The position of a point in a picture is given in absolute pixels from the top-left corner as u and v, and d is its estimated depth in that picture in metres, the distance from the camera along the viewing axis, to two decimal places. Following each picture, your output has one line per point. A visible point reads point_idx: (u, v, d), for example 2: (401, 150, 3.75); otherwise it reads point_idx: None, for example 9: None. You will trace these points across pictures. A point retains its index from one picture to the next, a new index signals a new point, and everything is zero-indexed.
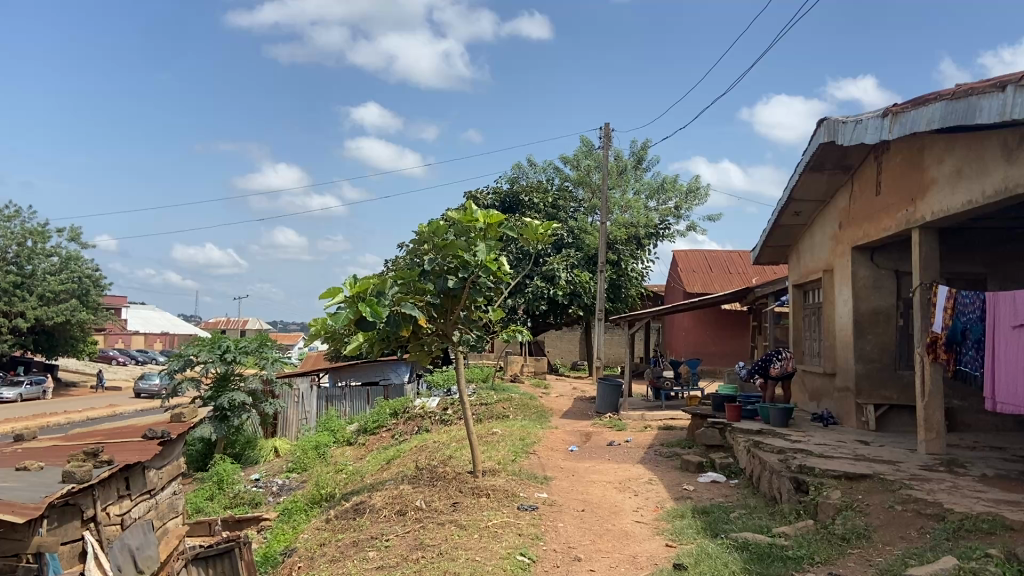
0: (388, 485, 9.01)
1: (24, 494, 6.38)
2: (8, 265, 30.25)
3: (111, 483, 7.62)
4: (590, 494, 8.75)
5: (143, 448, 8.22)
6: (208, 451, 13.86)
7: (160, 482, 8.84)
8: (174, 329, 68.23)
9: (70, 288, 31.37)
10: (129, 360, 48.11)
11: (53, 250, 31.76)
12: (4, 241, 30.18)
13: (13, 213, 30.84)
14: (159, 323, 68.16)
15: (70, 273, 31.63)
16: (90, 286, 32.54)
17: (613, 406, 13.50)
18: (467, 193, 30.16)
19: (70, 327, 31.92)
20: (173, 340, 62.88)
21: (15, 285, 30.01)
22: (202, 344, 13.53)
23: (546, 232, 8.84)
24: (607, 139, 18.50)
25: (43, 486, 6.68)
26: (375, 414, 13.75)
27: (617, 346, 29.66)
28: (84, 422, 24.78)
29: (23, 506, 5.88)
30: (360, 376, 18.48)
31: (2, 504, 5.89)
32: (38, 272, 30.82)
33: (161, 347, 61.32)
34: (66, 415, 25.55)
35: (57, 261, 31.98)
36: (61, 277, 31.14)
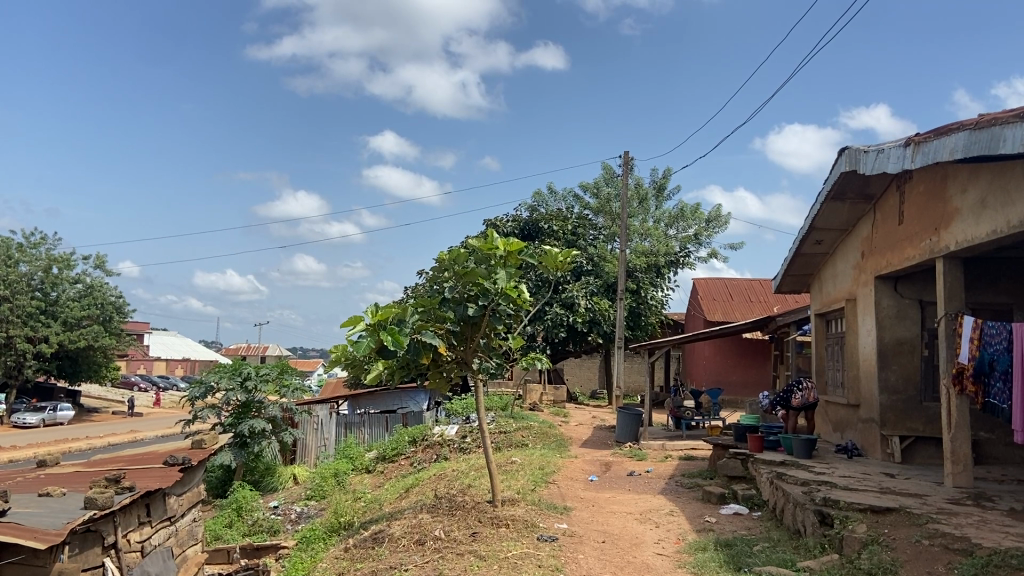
0: (407, 513, 8.95)
1: (46, 520, 6.49)
2: (34, 291, 30.64)
3: (131, 509, 7.75)
4: (611, 526, 8.65)
5: (166, 475, 8.28)
6: (228, 478, 13.85)
7: (180, 508, 8.87)
8: (198, 354, 68.70)
9: (93, 314, 31.70)
10: (150, 386, 48.33)
11: (78, 277, 32.15)
12: (29, 269, 30.55)
13: (40, 240, 31.28)
14: (181, 348, 68.87)
15: (93, 298, 32.01)
16: (113, 313, 32.83)
17: (632, 435, 13.36)
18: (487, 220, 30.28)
19: (93, 353, 32.18)
20: (195, 366, 63.57)
21: (40, 311, 30.40)
22: (223, 371, 13.53)
23: (566, 259, 8.93)
24: (626, 166, 18.49)
25: (66, 512, 6.80)
26: (394, 442, 13.68)
27: (637, 374, 29.54)
28: (105, 448, 24.90)
29: (45, 532, 5.96)
30: (379, 404, 18.48)
31: (26, 529, 5.98)
32: (62, 298, 31.25)
33: (183, 373, 61.71)
34: (87, 441, 25.68)
35: (82, 288, 32.37)
36: (84, 303, 31.49)
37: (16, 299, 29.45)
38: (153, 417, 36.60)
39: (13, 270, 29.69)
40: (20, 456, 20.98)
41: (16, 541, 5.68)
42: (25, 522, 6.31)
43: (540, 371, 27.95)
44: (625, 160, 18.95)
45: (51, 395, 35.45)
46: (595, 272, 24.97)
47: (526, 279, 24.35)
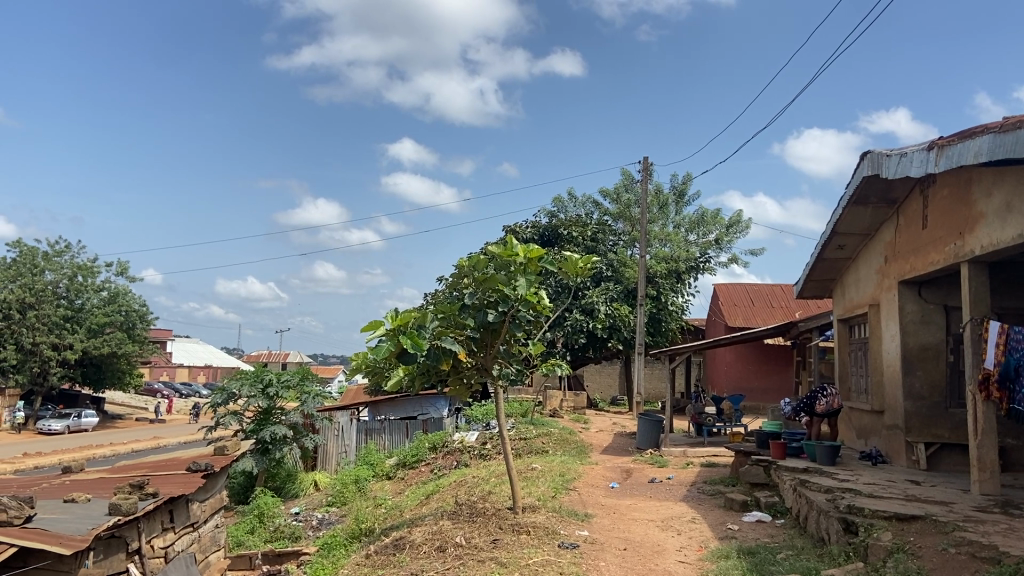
0: (428, 520, 8.95)
1: (71, 526, 6.59)
2: (59, 299, 30.96)
3: (155, 516, 7.86)
4: (632, 533, 8.60)
5: (188, 481, 8.33)
6: (250, 484, 13.91)
7: (203, 514, 8.93)
8: (219, 361, 69.21)
9: (117, 321, 32.06)
10: (173, 393, 48.72)
11: (102, 285, 32.47)
12: (55, 277, 30.90)
13: (65, 248, 31.64)
14: (203, 355, 69.35)
15: (117, 306, 32.31)
16: (137, 320, 33.11)
17: (653, 441, 13.29)
18: (507, 227, 30.33)
19: (116, 360, 32.47)
20: (218, 372, 64.16)
21: (66, 318, 30.72)
22: (245, 377, 13.60)
23: (586, 265, 8.94)
24: (645, 172, 18.45)
25: (91, 518, 6.91)
26: (414, 448, 13.71)
27: (657, 381, 29.42)
28: (129, 454, 25.08)
29: (69, 538, 6.10)
30: (399, 411, 18.49)
31: (50, 535, 6.11)
32: (87, 306, 31.54)
33: (205, 380, 62.12)
34: (112, 447, 25.94)
35: (106, 295, 32.68)
36: (107, 310, 31.77)
37: (41, 307, 29.83)
38: (176, 423, 36.89)
39: (38, 279, 30.07)
40: (46, 462, 21.23)
41: (42, 547, 5.83)
42: (51, 528, 6.44)
43: (560, 377, 27.93)
44: (644, 166, 18.91)
45: (77, 402, 35.85)
46: (615, 278, 24.90)
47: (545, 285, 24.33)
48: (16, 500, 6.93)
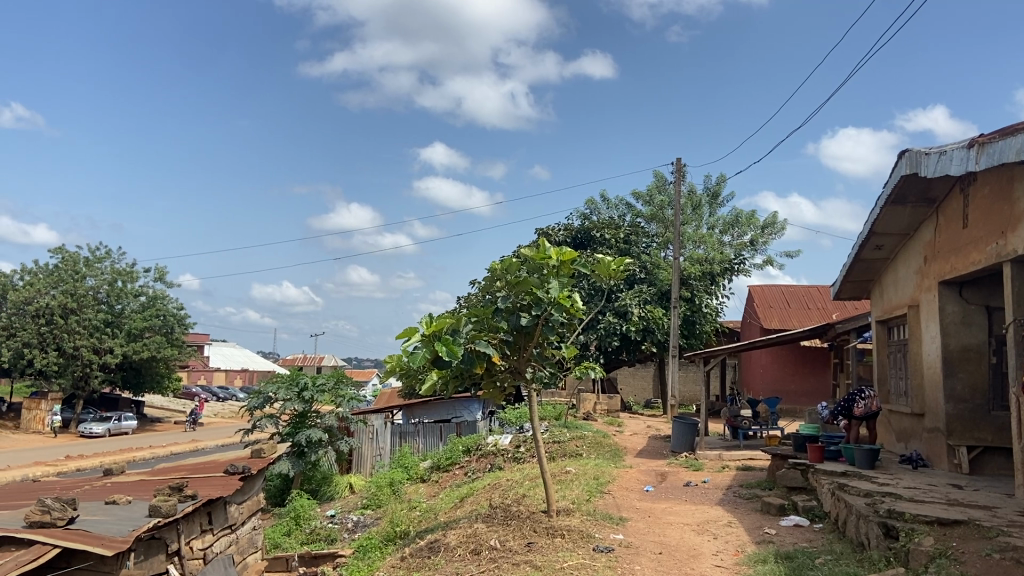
0: (462, 523, 8.96)
1: (112, 526, 6.77)
2: (100, 304, 31.54)
3: (194, 517, 8.00)
4: (668, 537, 8.54)
5: (226, 483, 8.45)
6: (287, 487, 14.06)
7: (241, 516, 9.05)
8: (256, 364, 70.12)
9: (156, 326, 32.53)
10: (211, 396, 49.40)
11: (141, 290, 33.00)
12: (96, 283, 31.47)
13: (105, 254, 32.23)
14: (240, 358, 70.26)
15: (156, 311, 32.83)
16: (175, 324, 33.63)
17: (689, 445, 13.18)
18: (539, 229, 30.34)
19: (155, 364, 33.02)
20: (254, 376, 65.00)
21: (106, 323, 31.27)
22: (281, 381, 13.76)
23: (619, 268, 8.94)
24: (678, 173, 18.34)
25: (132, 520, 7.06)
26: (448, 451, 13.75)
27: (692, 383, 29.25)
28: (169, 457, 25.45)
29: (111, 540, 6.31)
30: (433, 414, 18.55)
31: (93, 536, 6.34)
32: (126, 310, 32.07)
33: (241, 384, 62.99)
34: (151, 449, 26.37)
35: (145, 300, 33.22)
36: (146, 315, 32.30)
37: (83, 312, 30.44)
38: (213, 426, 37.38)
39: (79, 284, 30.65)
40: (88, 465, 21.63)
41: (86, 548, 6.05)
42: (93, 529, 6.63)
43: (593, 380, 27.79)
44: (677, 167, 18.80)
45: (117, 405, 36.46)
46: (649, 280, 24.81)
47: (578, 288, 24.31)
48: (60, 501, 7.13)
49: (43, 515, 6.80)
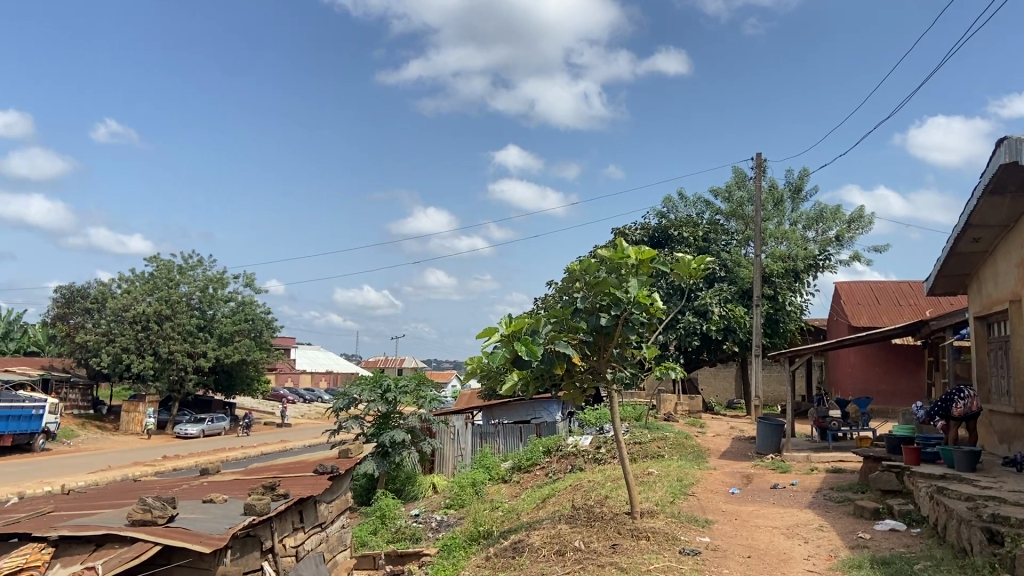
0: (545, 524, 8.97)
1: (210, 524, 7.06)
2: (193, 310, 32.67)
3: (286, 516, 8.27)
4: (756, 540, 8.36)
5: (316, 482, 8.68)
6: (373, 486, 14.38)
7: (330, 515, 9.28)
8: (339, 367, 71.90)
9: (245, 330, 33.87)
10: (297, 398, 50.87)
11: (231, 295, 34.21)
12: (189, 289, 32.66)
13: (198, 262, 33.55)
14: (324, 360, 72.34)
15: (245, 316, 33.98)
16: (263, 328, 34.81)
17: (775, 447, 12.89)
18: (616, 230, 30.22)
19: (246, 367, 34.34)
20: (337, 378, 66.70)
21: (199, 328, 32.51)
22: (365, 383, 14.07)
23: (699, 266, 8.81)
24: (759, 169, 17.95)
25: (228, 518, 7.36)
26: (528, 452, 13.80)
27: (777, 384, 28.67)
28: (259, 457, 26.37)
29: (209, 537, 6.66)
30: (512, 415, 18.67)
31: (192, 534, 6.71)
32: (218, 316, 33.22)
33: (326, 386, 64.96)
34: (243, 450, 27.34)
35: (235, 305, 34.37)
36: (236, 320, 33.56)
37: (177, 318, 31.66)
38: (300, 427, 38.52)
39: (174, 291, 31.96)
40: (185, 464, 22.57)
41: (186, 545, 6.41)
42: (193, 527, 6.95)
43: (673, 381, 27.42)
44: (757, 162, 18.41)
45: (209, 407, 37.95)
46: (730, 279, 24.34)
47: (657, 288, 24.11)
48: (160, 500, 7.47)
49: (145, 513, 7.15)
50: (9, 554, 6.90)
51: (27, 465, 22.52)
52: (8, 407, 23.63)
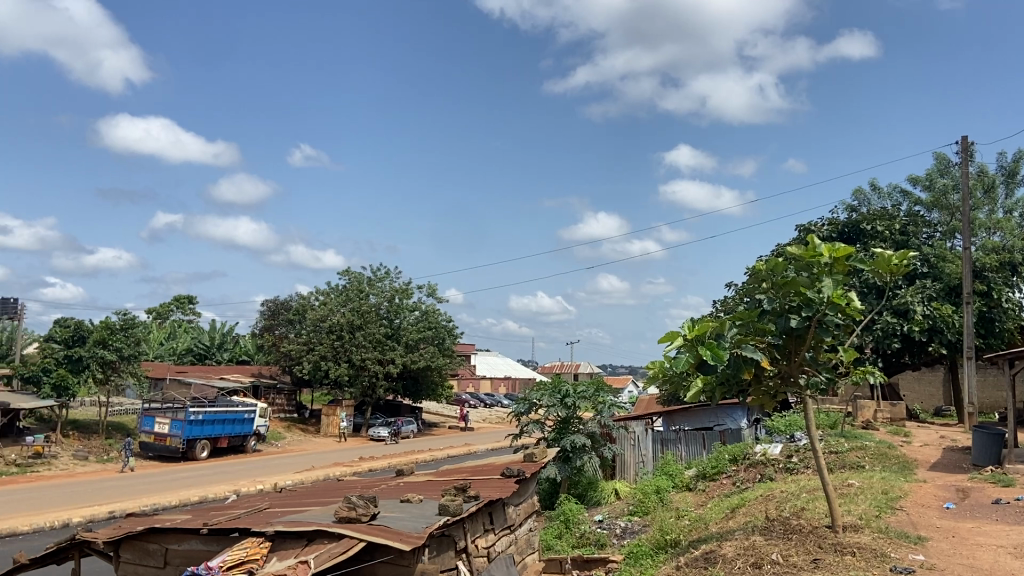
0: (738, 534, 8.66)
1: (409, 522, 7.44)
2: (382, 319, 35.15)
3: (478, 518, 8.53)
4: (979, 560, 7.61)
5: (503, 485, 8.90)
6: (555, 490, 14.51)
7: (518, 517, 9.54)
8: (516, 373, 73.82)
9: (429, 337, 35.50)
10: (478, 403, 52.74)
11: (415, 305, 36.11)
12: (378, 299, 35.15)
13: (385, 274, 35.80)
14: (502, 366, 74.55)
15: (429, 324, 35.81)
16: (446, 335, 36.47)
17: (994, 459, 11.73)
18: (802, 228, 28.92)
19: (431, 373, 35.68)
20: (514, 384, 68.46)
21: (388, 336, 34.80)
22: (544, 389, 14.29)
23: (901, 262, 8.16)
24: (967, 153, 16.53)
25: (425, 517, 7.70)
26: (714, 460, 13.40)
27: (995, 389, 26.15)
28: (447, 460, 27.50)
29: (409, 535, 7.03)
30: (695, 421, 18.31)
31: (394, 533, 7.10)
32: (404, 324, 35.44)
33: (505, 391, 66.94)
34: (431, 452, 28.71)
35: (419, 314, 36.32)
36: (421, 327, 35.42)
37: (367, 327, 34.05)
38: (482, 432, 39.89)
39: (364, 301, 34.53)
40: (379, 465, 23.89)
41: (389, 543, 6.80)
42: (393, 526, 7.37)
43: (868, 385, 25.61)
44: (965, 147, 16.94)
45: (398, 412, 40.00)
46: (934, 274, 22.62)
47: (852, 286, 22.82)
48: (362, 498, 7.95)
49: (350, 510, 7.63)
50: (233, 547, 7.53)
51: (241, 464, 24.81)
52: (223, 411, 26.48)
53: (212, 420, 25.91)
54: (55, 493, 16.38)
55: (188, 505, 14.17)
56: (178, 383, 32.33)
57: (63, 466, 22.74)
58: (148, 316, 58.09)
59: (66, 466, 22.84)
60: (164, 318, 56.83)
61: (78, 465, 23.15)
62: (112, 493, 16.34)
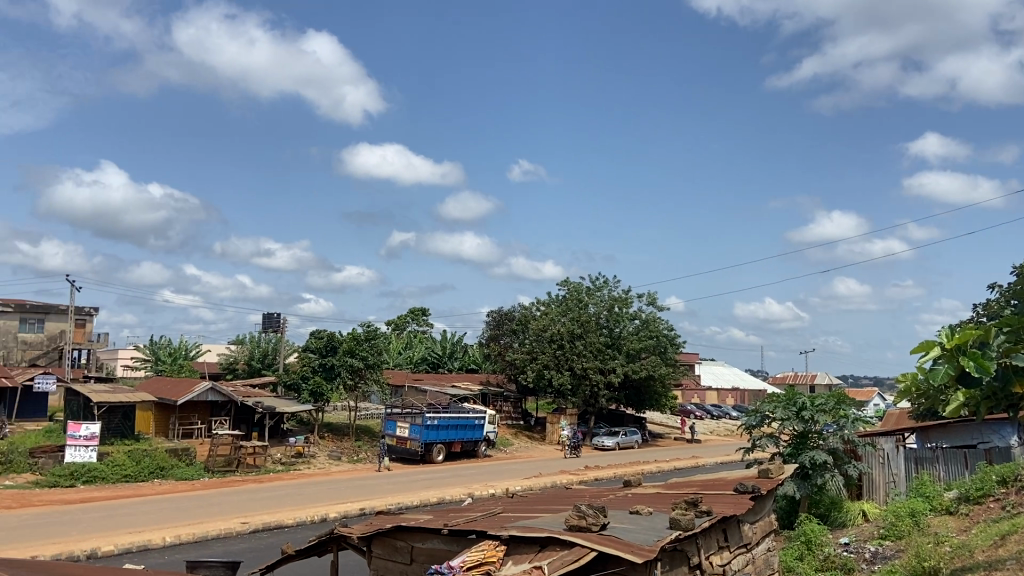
0: (1011, 565, 7.72)
1: (640, 535, 7.38)
2: (602, 328, 35.93)
3: (712, 534, 8.26)
4: None
5: (738, 502, 8.59)
6: (794, 509, 13.64)
7: (755, 536, 9.33)
8: (745, 384, 71.21)
9: (651, 346, 35.76)
10: (706, 414, 52.27)
11: (635, 313, 36.27)
12: (598, 309, 36.08)
13: (604, 285, 36.70)
14: (729, 377, 72.11)
15: (650, 332, 36.08)
16: (668, 345, 36.45)
17: None
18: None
19: (653, 383, 36.19)
20: (744, 396, 66.11)
21: (608, 346, 35.55)
22: (778, 401, 13.72)
23: None
24: None
25: (655, 530, 7.58)
26: (979, 481, 11.91)
27: None
28: (675, 471, 27.07)
29: (640, 548, 7.03)
30: (954, 439, 16.46)
31: (624, 544, 7.11)
32: (624, 333, 35.77)
33: (733, 403, 64.73)
34: (659, 463, 28.40)
35: (639, 322, 36.38)
36: (641, 336, 35.75)
37: (587, 336, 35.12)
38: (710, 444, 39.13)
39: (583, 312, 35.78)
40: (605, 475, 24.17)
41: (620, 554, 6.81)
42: (623, 537, 7.33)
43: None
44: None
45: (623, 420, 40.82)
46: None
47: None
48: (592, 508, 7.95)
49: (581, 519, 7.68)
50: (471, 547, 7.78)
51: (473, 468, 26.26)
52: (457, 417, 28.08)
53: (446, 425, 27.55)
54: (319, 488, 18.40)
55: (426, 505, 15.20)
56: (416, 392, 35.44)
57: (319, 465, 25.34)
58: (391, 327, 63.71)
59: (323, 465, 25.42)
60: (406, 330, 61.98)
61: (333, 465, 25.65)
62: (366, 491, 18.01)
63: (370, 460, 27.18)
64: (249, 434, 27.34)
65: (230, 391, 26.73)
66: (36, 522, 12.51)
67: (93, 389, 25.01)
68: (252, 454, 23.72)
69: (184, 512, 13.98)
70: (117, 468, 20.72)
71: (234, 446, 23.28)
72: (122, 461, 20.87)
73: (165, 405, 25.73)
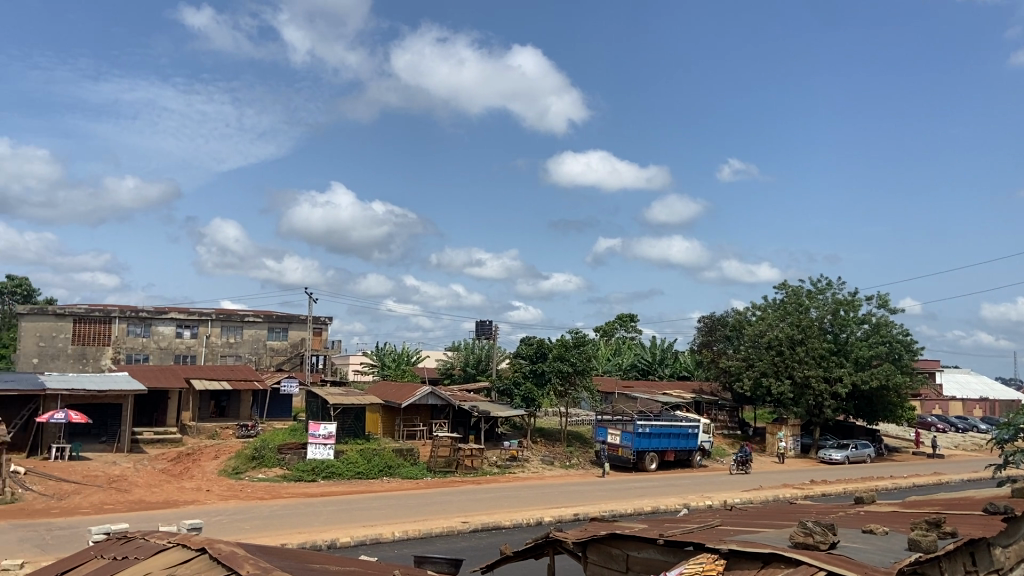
0: None
1: (875, 556, 6.72)
2: (827, 334, 34.52)
3: (958, 556, 7.40)
4: None
5: (987, 524, 7.66)
6: None
7: (1010, 560, 8.35)
8: (995, 394, 63.75)
9: (882, 352, 33.58)
10: (949, 427, 47.31)
11: (863, 318, 34.15)
12: (820, 313, 34.69)
13: (827, 287, 35.10)
14: (977, 387, 64.71)
15: (881, 338, 33.83)
16: (903, 351, 34.04)
17: None
18: None
19: (886, 394, 34.13)
20: (995, 407, 59.22)
21: (833, 352, 34.02)
22: None
23: None
24: None
25: (892, 551, 6.86)
26: None
27: None
28: (913, 488, 24.89)
29: (876, 569, 6.26)
30: None
31: (859, 564, 6.41)
32: (851, 339, 34.11)
33: (982, 415, 58.17)
34: (893, 480, 26.20)
35: (868, 328, 34.41)
36: (871, 343, 33.68)
37: (809, 342, 33.71)
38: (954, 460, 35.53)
39: (805, 316, 34.52)
40: (835, 490, 22.72)
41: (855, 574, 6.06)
42: (855, 557, 6.66)
43: None
44: None
45: (851, 433, 38.65)
46: None
47: None
48: (820, 526, 7.17)
49: (807, 537, 6.97)
50: (688, 561, 7.15)
51: (689, 478, 25.67)
52: (669, 426, 27.61)
53: (659, 433, 27.27)
54: (539, 492, 18.89)
55: (642, 513, 15.09)
56: (625, 398, 36.09)
57: (533, 469, 26.01)
58: (600, 333, 64.37)
59: (536, 470, 26.10)
60: (613, 337, 62.21)
61: (545, 470, 26.21)
62: (582, 497, 18.22)
63: (582, 466, 27.56)
64: (466, 437, 28.75)
65: (449, 396, 28.25)
66: (289, 513, 14.09)
67: (331, 391, 27.58)
68: (470, 455, 24.79)
69: (411, 509, 14.95)
70: (350, 465, 22.62)
71: (453, 448, 24.53)
72: (356, 459, 22.70)
73: (391, 407, 27.53)
